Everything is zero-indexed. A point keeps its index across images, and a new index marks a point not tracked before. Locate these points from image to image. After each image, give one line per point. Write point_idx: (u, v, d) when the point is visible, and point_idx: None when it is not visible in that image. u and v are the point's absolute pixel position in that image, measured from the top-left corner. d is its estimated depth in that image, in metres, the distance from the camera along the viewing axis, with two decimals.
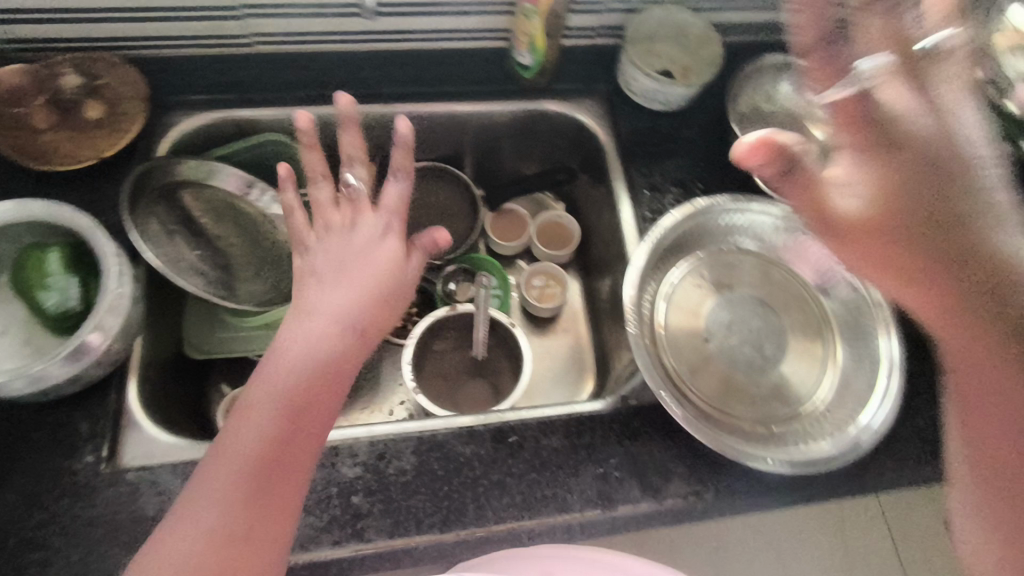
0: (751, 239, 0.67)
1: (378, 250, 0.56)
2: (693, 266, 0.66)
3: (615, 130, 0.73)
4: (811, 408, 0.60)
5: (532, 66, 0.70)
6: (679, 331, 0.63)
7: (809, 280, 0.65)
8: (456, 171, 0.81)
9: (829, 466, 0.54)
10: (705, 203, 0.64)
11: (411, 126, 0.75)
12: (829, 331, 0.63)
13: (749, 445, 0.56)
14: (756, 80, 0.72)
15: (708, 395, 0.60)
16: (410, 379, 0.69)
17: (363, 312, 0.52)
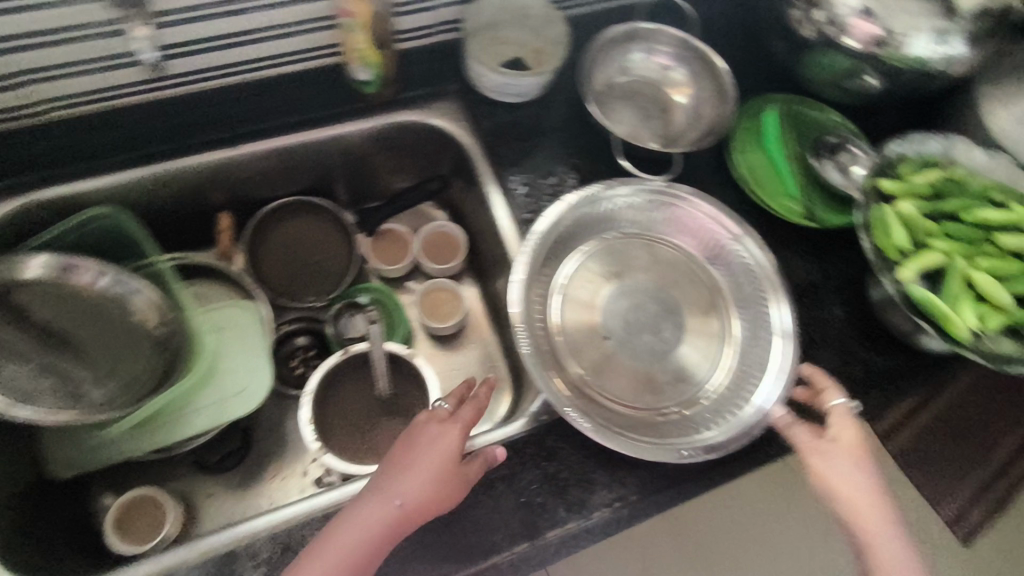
0: (633, 220, 0.65)
1: (449, 440, 0.52)
2: (581, 261, 0.64)
3: (476, 130, 0.69)
4: (716, 383, 0.60)
5: (372, 81, 0.64)
6: (578, 332, 0.61)
7: (693, 252, 0.65)
8: (319, 201, 0.76)
9: (738, 445, 0.55)
10: (578, 196, 0.62)
11: (257, 165, 0.68)
12: (721, 300, 0.63)
13: (663, 440, 0.56)
14: (607, 54, 0.69)
15: (616, 393, 0.59)
16: (312, 438, 0.64)
17: (432, 487, 0.50)
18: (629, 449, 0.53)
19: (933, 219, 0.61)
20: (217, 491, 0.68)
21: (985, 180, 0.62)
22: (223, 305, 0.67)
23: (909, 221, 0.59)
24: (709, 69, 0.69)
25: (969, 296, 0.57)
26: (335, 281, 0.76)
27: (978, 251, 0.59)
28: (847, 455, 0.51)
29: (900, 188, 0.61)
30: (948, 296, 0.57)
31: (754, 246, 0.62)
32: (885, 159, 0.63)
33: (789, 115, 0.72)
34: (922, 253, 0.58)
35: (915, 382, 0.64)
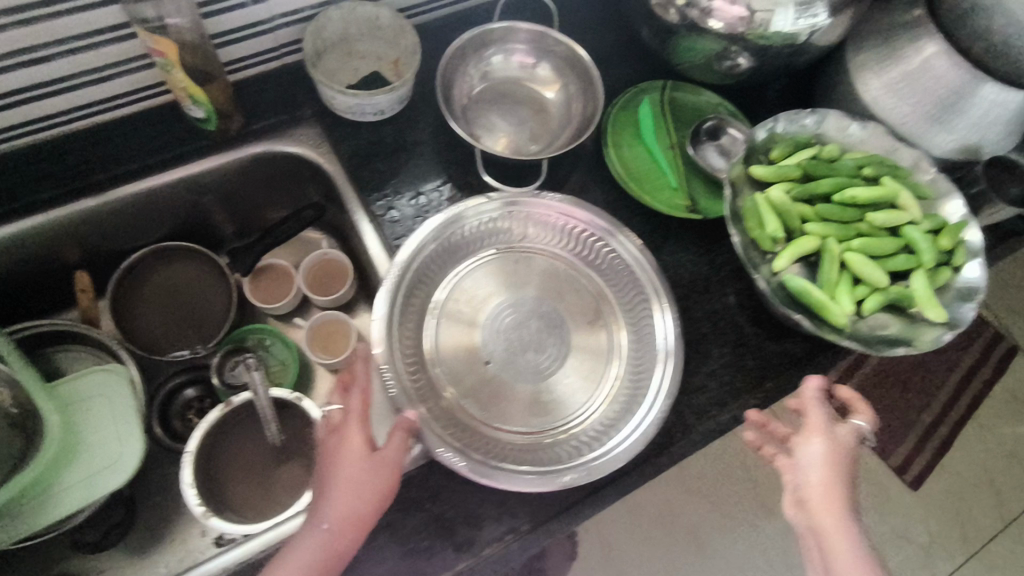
0: (507, 233, 0.62)
1: (351, 445, 0.49)
2: (454, 285, 0.61)
3: (337, 154, 0.65)
4: (600, 398, 0.58)
5: (210, 118, 0.59)
6: (458, 361, 0.58)
7: (574, 259, 0.63)
8: (186, 245, 0.71)
9: (624, 460, 0.54)
10: (439, 219, 0.59)
11: (104, 220, 0.63)
12: (606, 307, 0.61)
13: (550, 468, 0.54)
14: (467, 60, 0.65)
15: (501, 421, 0.57)
16: (195, 503, 0.60)
17: (354, 492, 0.48)
18: (510, 484, 0.52)
19: (808, 202, 0.59)
20: (111, 565, 0.65)
21: (857, 154, 0.60)
22: (86, 372, 0.63)
23: (782, 209, 0.57)
24: (572, 66, 0.66)
25: (846, 278, 0.56)
26: (213, 329, 0.72)
27: (851, 230, 0.58)
28: (836, 449, 0.51)
29: (772, 173, 0.58)
30: (826, 282, 0.56)
31: (632, 250, 0.60)
32: (756, 143, 0.60)
33: (666, 103, 0.69)
34: (797, 240, 0.57)
35: (811, 367, 0.63)
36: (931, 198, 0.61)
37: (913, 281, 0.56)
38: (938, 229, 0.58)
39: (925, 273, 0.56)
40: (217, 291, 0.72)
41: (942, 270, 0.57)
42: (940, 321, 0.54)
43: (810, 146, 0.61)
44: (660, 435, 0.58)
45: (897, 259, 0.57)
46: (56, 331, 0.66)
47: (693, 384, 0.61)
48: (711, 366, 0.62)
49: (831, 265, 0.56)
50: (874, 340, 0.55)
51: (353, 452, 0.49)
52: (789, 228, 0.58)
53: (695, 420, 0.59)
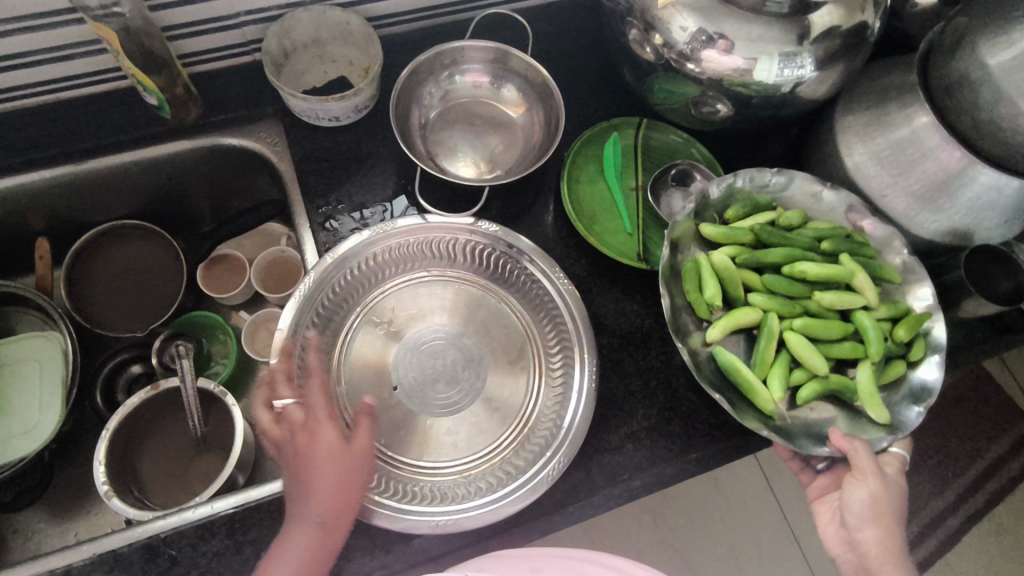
0: (441, 259, 0.62)
1: (326, 437, 0.49)
2: (374, 305, 0.60)
3: (290, 154, 0.64)
4: (502, 445, 0.56)
5: (162, 106, 0.60)
6: (365, 382, 0.58)
7: (505, 293, 0.61)
8: (146, 225, 0.72)
9: (517, 508, 0.51)
10: (366, 235, 0.58)
11: (60, 192, 0.65)
12: (530, 347, 0.60)
13: (402, 507, 0.51)
14: (431, 75, 0.64)
15: (394, 449, 0.55)
16: (101, 481, 0.60)
17: (341, 480, 0.47)
18: (389, 521, 0.49)
19: (757, 270, 0.55)
20: (24, 525, 0.66)
21: (819, 225, 0.57)
22: (24, 337, 0.65)
23: (725, 274, 0.53)
24: (536, 90, 0.65)
25: (784, 360, 0.52)
26: (159, 309, 0.72)
27: (798, 307, 0.54)
28: (888, 492, 0.48)
29: (721, 234, 0.55)
30: (759, 360, 0.51)
31: (562, 293, 0.58)
32: (711, 200, 0.57)
33: (636, 141, 0.66)
34: (735, 311, 0.53)
35: (745, 446, 0.58)
36: (897, 283, 0.56)
37: (858, 372, 0.52)
38: (899, 317, 0.54)
39: (871, 365, 0.52)
40: (170, 272, 0.72)
41: (894, 363, 0.52)
42: (882, 422, 0.50)
43: (769, 212, 0.57)
44: (561, 492, 0.55)
45: (843, 345, 0.53)
46: (9, 294, 0.68)
47: (609, 443, 0.57)
48: (633, 426, 0.58)
49: (768, 343, 0.52)
50: (805, 433, 0.50)
51: (331, 445, 0.48)
52: (730, 296, 0.55)
53: (602, 483, 0.55)
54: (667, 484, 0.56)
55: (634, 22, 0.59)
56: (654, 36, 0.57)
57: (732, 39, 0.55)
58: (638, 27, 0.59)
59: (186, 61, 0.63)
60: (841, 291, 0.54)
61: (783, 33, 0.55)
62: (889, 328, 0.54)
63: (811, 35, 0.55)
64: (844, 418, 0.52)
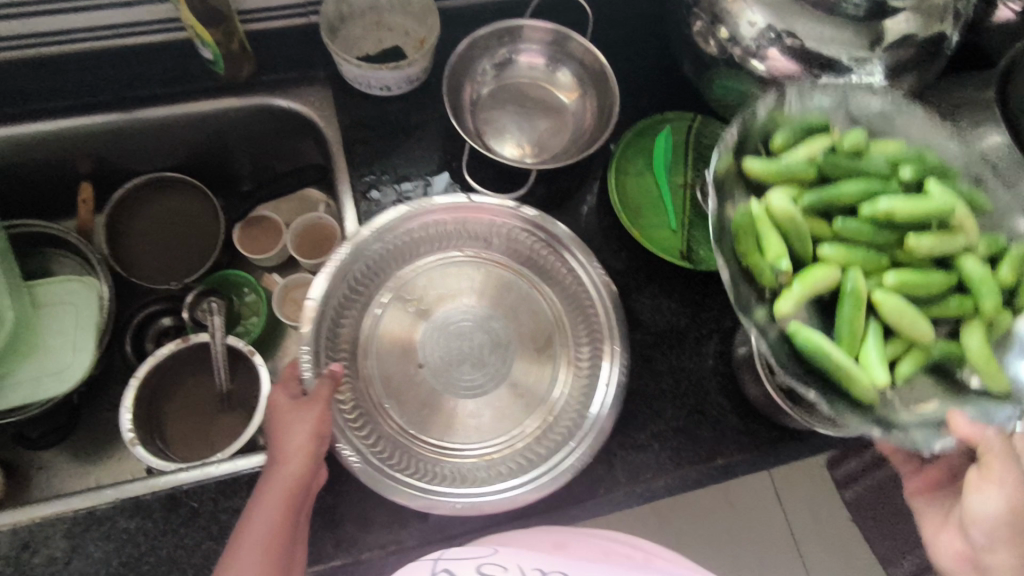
0: (477, 241, 0.61)
1: (285, 404, 0.49)
2: (404, 281, 0.60)
3: (337, 121, 0.64)
4: (525, 431, 0.55)
5: (217, 61, 0.60)
6: (391, 359, 0.57)
7: (538, 281, 0.60)
8: (187, 179, 0.72)
9: (537, 498, 0.50)
10: (404, 209, 0.57)
11: (110, 139, 0.65)
12: (558, 336, 0.59)
13: (428, 487, 0.51)
14: (486, 51, 0.63)
15: (416, 428, 0.55)
16: (126, 426, 0.61)
17: (297, 440, 0.47)
18: (410, 500, 0.49)
19: (824, 213, 0.48)
20: (50, 464, 0.68)
21: (887, 147, 0.50)
22: (60, 279, 0.65)
23: (789, 224, 0.46)
24: (591, 75, 0.63)
25: (874, 333, 0.45)
26: (195, 265, 0.72)
27: (884, 258, 0.47)
28: None
29: (776, 171, 0.47)
30: (847, 335, 0.44)
31: (597, 284, 0.57)
32: (753, 126, 0.50)
33: (688, 137, 0.65)
34: (809, 271, 0.45)
35: (774, 457, 0.57)
36: (990, 211, 0.49)
37: (965, 338, 0.46)
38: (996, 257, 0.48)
39: (980, 325, 0.46)
40: (207, 229, 0.73)
41: (1002, 314, 0.46)
42: (999, 390, 0.44)
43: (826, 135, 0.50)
44: (583, 484, 0.54)
45: (944, 303, 0.47)
46: (51, 237, 0.69)
47: (635, 440, 0.56)
48: (660, 426, 0.57)
49: (857, 313, 0.44)
50: (915, 424, 0.43)
51: (290, 410, 0.49)
52: (797, 253, 0.47)
53: (624, 479, 0.55)
54: (690, 488, 0.55)
55: (699, 14, 0.58)
56: (720, 29, 0.56)
57: (803, 38, 0.53)
58: (703, 19, 0.57)
59: (244, 18, 0.63)
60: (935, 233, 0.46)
61: (855, 37, 0.53)
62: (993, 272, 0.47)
63: (886, 40, 0.53)
64: (950, 396, 0.45)
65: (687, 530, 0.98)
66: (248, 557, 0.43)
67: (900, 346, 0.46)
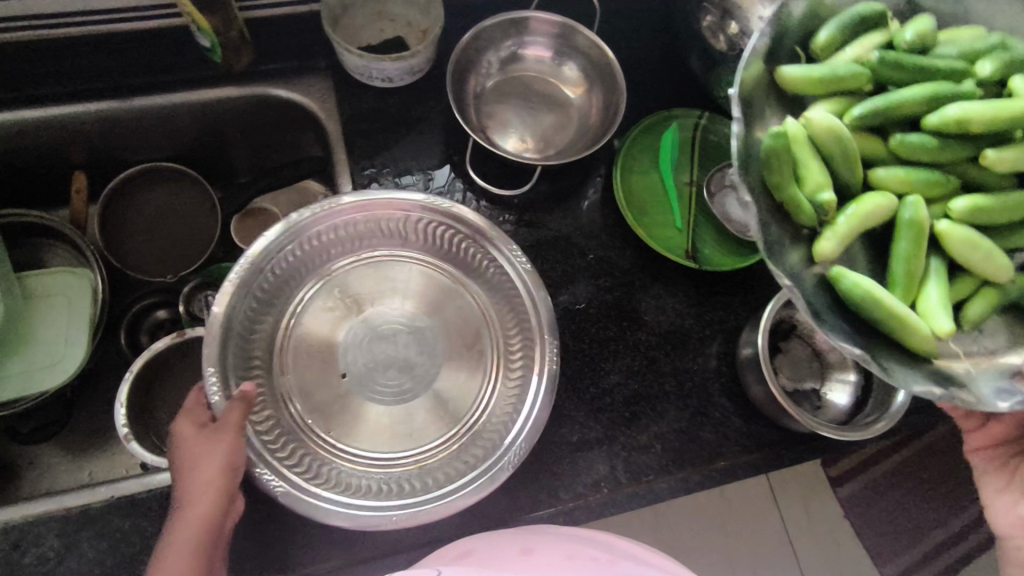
0: (398, 239, 0.58)
1: (191, 436, 0.46)
2: (324, 286, 0.57)
3: (338, 112, 0.63)
4: (458, 433, 0.54)
5: (215, 49, 0.58)
6: (310, 369, 0.55)
7: (464, 276, 0.58)
8: (184, 169, 0.71)
9: (467, 504, 0.48)
10: (308, 212, 0.54)
11: (107, 127, 0.64)
12: (487, 334, 0.57)
13: (364, 503, 0.48)
14: (491, 43, 0.62)
15: (343, 439, 0.53)
16: (122, 424, 0.60)
17: (206, 474, 0.44)
18: (353, 519, 0.47)
19: (880, 129, 0.44)
20: (41, 458, 0.66)
21: (955, 40, 0.45)
22: (53, 270, 0.64)
23: (830, 145, 0.42)
24: (598, 68, 0.62)
25: (935, 268, 0.42)
26: (192, 257, 0.71)
27: (950, 178, 0.43)
28: None
29: (821, 81, 0.43)
30: (901, 278, 0.41)
31: (532, 282, 0.54)
32: (791, 21, 0.45)
33: (695, 134, 0.64)
34: (859, 202, 0.42)
35: (777, 459, 0.56)
36: None
37: None
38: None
39: None
40: (205, 221, 0.71)
41: None
42: None
43: (879, 32, 0.45)
44: (585, 487, 0.54)
45: (1021, 229, 0.43)
46: (45, 226, 0.68)
47: (638, 442, 0.55)
48: (663, 427, 0.56)
49: (913, 249, 0.41)
50: (984, 382, 0.39)
51: (198, 442, 0.45)
52: (844, 181, 0.43)
53: (625, 481, 0.54)
54: (692, 490, 0.55)
55: (709, 8, 0.56)
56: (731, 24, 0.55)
57: None
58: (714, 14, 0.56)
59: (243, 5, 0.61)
60: (1017, 142, 0.42)
61: None
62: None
63: None
64: None
65: (680, 532, 0.97)
66: None
67: (971, 283, 0.42)
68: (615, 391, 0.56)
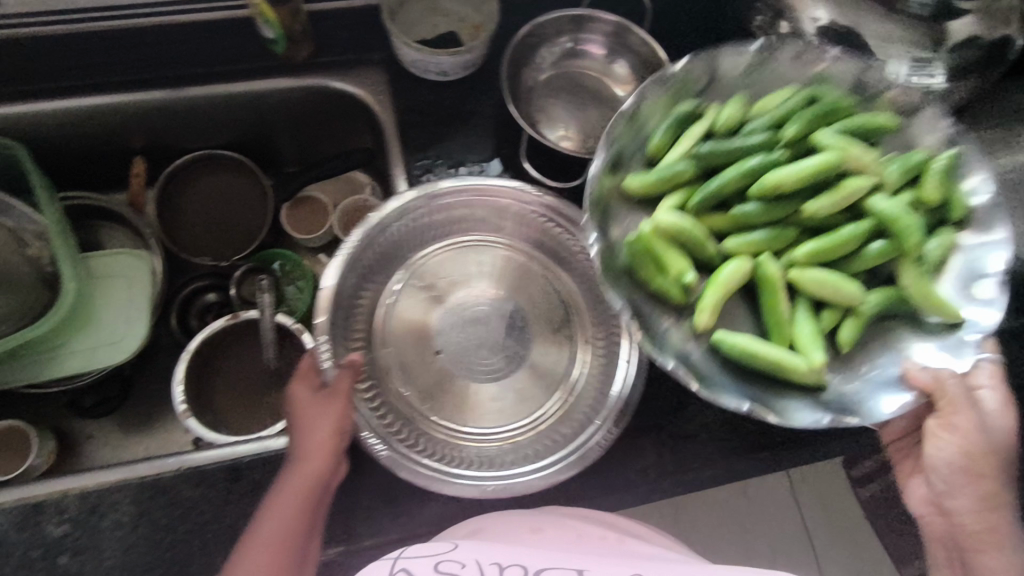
0: (495, 226, 0.61)
1: (305, 396, 0.50)
2: (423, 266, 0.60)
3: (392, 105, 0.65)
4: (549, 411, 0.57)
5: (279, 40, 0.60)
6: (406, 344, 0.58)
7: (554, 264, 0.61)
8: (236, 157, 0.73)
9: (546, 484, 0.52)
10: (415, 194, 0.57)
11: (166, 115, 0.66)
12: (576, 318, 0.59)
13: (452, 472, 0.52)
14: (543, 40, 0.63)
15: (435, 413, 0.56)
16: (179, 399, 0.63)
17: (316, 432, 0.48)
18: (447, 487, 0.51)
19: (721, 205, 0.51)
20: (98, 433, 0.69)
21: (767, 108, 0.52)
22: (116, 252, 0.67)
23: (685, 233, 0.48)
24: (649, 64, 0.63)
25: (802, 311, 0.48)
26: (243, 242, 0.73)
27: (781, 235, 0.50)
28: (980, 445, 0.45)
29: (657, 183, 0.50)
30: (777, 326, 0.48)
31: None
32: (629, 131, 0.51)
33: None
34: (718, 273, 0.48)
35: (818, 452, 0.58)
36: (896, 131, 0.51)
37: (870, 294, 0.48)
38: (917, 175, 0.49)
39: (910, 262, 0.48)
40: (257, 208, 0.73)
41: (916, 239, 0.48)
42: (950, 319, 0.45)
43: (697, 125, 0.52)
44: (630, 473, 0.55)
45: (865, 252, 0.49)
46: (105, 208, 0.70)
47: (683, 431, 0.57)
48: (708, 418, 0.57)
49: (776, 300, 0.48)
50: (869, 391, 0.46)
51: (311, 402, 0.49)
52: (706, 258, 0.50)
53: (670, 469, 0.56)
54: (734, 479, 0.56)
55: None
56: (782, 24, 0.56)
57: None
58: (765, 14, 0.57)
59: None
60: (824, 191, 0.50)
61: (913, 37, 0.53)
62: (912, 195, 0.49)
63: (947, 44, 0.53)
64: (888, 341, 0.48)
65: (700, 527, 0.98)
66: (264, 548, 0.44)
67: (837, 312, 0.49)
68: (662, 382, 0.58)
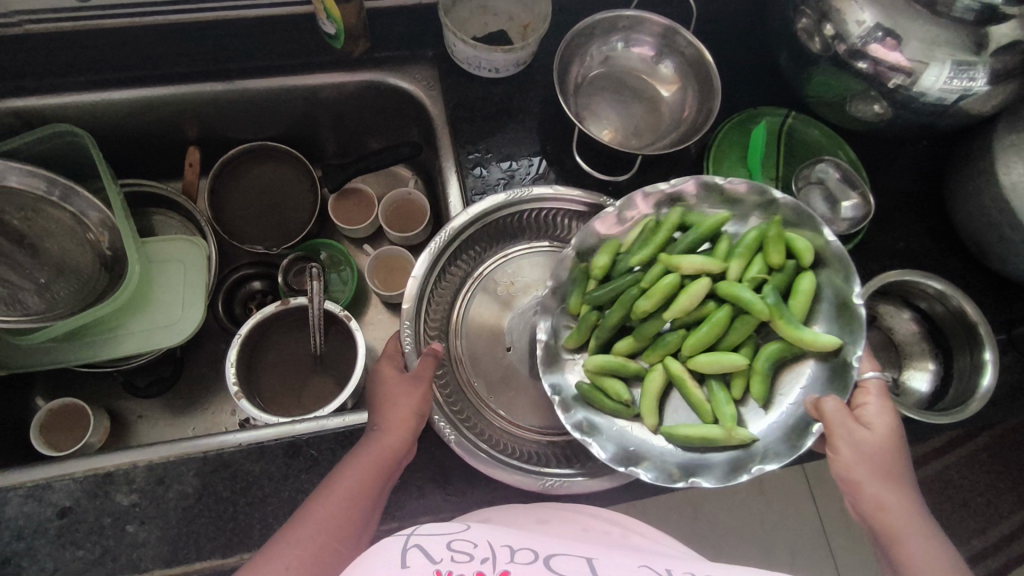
0: (565, 232, 0.63)
1: (389, 375, 0.52)
2: (497, 268, 0.63)
3: (444, 100, 0.67)
4: None
5: (338, 35, 0.62)
6: (479, 341, 0.61)
7: None
8: (287, 150, 0.75)
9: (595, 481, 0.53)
10: (501, 198, 0.59)
11: (223, 107, 0.69)
12: None
13: (507, 459, 0.54)
14: (592, 40, 0.65)
15: (504, 409, 0.59)
16: (232, 382, 0.63)
17: (398, 407, 0.50)
18: (503, 474, 0.52)
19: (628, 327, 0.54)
20: (149, 413, 0.71)
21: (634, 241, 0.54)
22: (172, 238, 0.69)
23: (608, 367, 0.52)
24: (694, 64, 0.65)
25: (716, 387, 0.51)
26: (292, 232, 0.75)
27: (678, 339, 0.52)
28: (870, 445, 0.45)
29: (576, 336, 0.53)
30: (702, 410, 0.51)
31: None
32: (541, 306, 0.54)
33: (780, 133, 0.67)
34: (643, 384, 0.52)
35: None
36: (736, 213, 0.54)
37: (760, 356, 0.51)
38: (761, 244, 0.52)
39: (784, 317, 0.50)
40: (306, 200, 0.76)
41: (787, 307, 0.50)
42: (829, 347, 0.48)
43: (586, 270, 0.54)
44: None
45: (741, 324, 0.51)
46: (162, 197, 0.73)
47: None
48: None
49: (692, 389, 0.51)
50: (784, 437, 0.48)
51: (396, 380, 0.52)
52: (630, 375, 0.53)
53: None
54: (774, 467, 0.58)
55: (806, 12, 0.59)
56: (828, 27, 0.57)
57: (901, 37, 0.54)
58: (812, 15, 0.59)
59: None
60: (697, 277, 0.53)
61: (958, 40, 0.54)
62: (761, 262, 0.52)
63: (989, 48, 0.53)
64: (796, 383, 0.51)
65: (718, 525, 0.99)
66: (333, 505, 0.45)
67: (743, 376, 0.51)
68: None
